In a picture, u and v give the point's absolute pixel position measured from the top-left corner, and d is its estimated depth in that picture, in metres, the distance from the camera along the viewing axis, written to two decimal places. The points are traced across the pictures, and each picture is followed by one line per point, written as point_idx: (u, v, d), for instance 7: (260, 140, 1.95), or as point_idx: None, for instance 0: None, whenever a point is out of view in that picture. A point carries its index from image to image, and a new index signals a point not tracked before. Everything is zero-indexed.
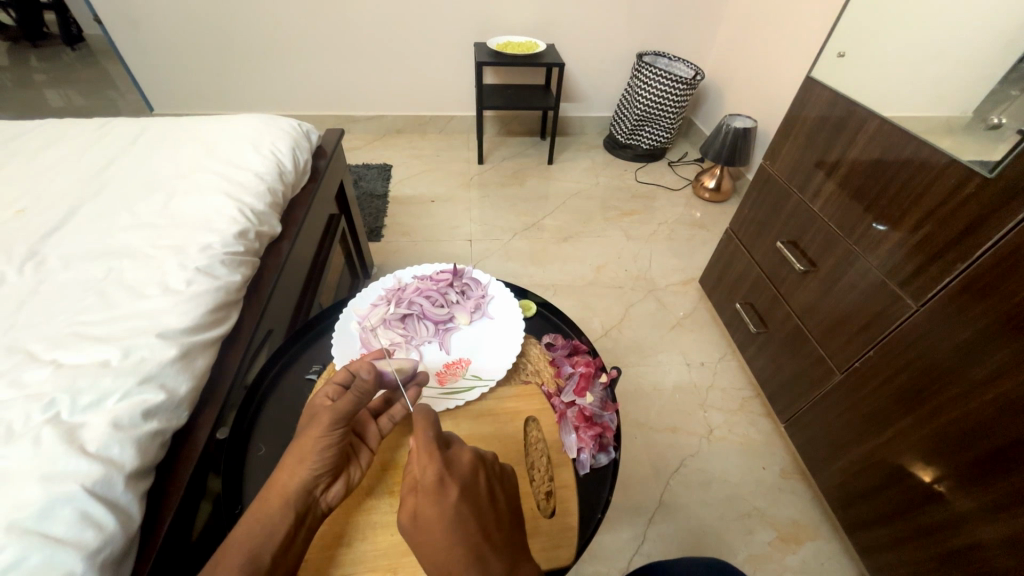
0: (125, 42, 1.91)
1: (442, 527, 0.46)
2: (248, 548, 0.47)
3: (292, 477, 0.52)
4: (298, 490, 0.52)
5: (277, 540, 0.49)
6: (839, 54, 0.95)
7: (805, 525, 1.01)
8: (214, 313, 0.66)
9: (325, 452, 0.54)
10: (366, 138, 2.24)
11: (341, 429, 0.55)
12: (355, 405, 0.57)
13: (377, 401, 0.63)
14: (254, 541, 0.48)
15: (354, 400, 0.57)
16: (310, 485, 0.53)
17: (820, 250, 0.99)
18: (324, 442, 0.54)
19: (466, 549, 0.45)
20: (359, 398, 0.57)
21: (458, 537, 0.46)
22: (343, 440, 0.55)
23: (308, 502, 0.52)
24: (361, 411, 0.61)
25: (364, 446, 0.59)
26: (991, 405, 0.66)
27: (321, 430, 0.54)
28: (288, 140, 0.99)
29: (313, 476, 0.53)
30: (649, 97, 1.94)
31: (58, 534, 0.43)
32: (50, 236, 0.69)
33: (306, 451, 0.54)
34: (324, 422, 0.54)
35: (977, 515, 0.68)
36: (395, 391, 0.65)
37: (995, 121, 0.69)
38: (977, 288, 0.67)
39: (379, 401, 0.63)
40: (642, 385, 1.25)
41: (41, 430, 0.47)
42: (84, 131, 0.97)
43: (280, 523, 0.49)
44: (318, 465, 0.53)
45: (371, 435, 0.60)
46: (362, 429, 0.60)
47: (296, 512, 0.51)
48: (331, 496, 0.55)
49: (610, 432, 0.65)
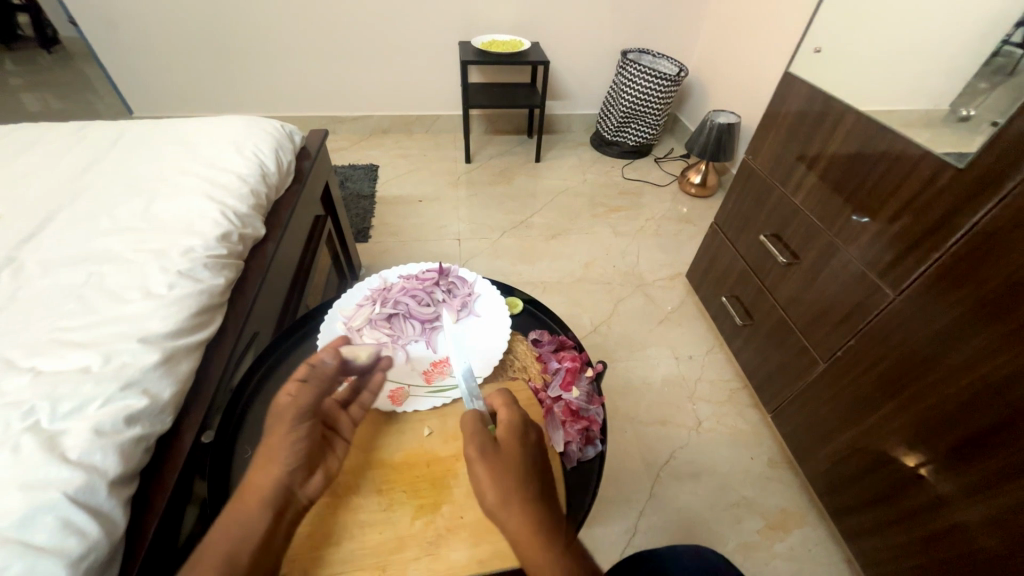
0: (102, 42, 1.87)
1: (513, 446, 0.52)
2: (225, 549, 0.45)
3: (267, 476, 0.50)
4: (275, 488, 0.49)
5: (254, 542, 0.46)
6: (815, 50, 0.97)
7: (793, 513, 1.03)
8: (198, 316, 0.65)
9: (295, 445, 0.52)
10: (352, 138, 2.23)
11: (306, 421, 0.55)
12: (317, 391, 0.57)
13: (346, 390, 0.63)
14: (231, 540, 0.45)
15: (317, 390, 0.58)
16: (286, 482, 0.50)
17: (802, 242, 1.00)
18: (292, 437, 0.53)
19: (524, 469, 0.50)
20: (321, 386, 0.58)
21: (523, 463, 0.51)
22: (311, 433, 0.54)
23: (285, 497, 0.50)
24: (328, 401, 0.60)
25: (339, 438, 0.58)
26: (967, 388, 0.68)
27: (285, 426, 0.54)
28: (271, 141, 0.98)
29: (288, 473, 0.51)
30: (633, 94, 1.95)
31: (41, 542, 0.42)
32: (27, 242, 0.68)
33: (276, 450, 0.52)
34: (287, 418, 0.54)
35: (958, 497, 0.70)
36: (362, 378, 0.65)
37: (966, 113, 0.72)
38: (953, 275, 0.69)
39: (346, 390, 0.63)
40: (631, 379, 1.26)
41: (21, 438, 0.46)
42: (63, 135, 0.95)
43: (256, 522, 0.47)
44: (290, 460, 0.51)
45: (343, 426, 0.59)
46: (333, 421, 0.59)
47: (274, 510, 0.48)
48: (311, 488, 0.52)
49: (596, 424, 0.67)
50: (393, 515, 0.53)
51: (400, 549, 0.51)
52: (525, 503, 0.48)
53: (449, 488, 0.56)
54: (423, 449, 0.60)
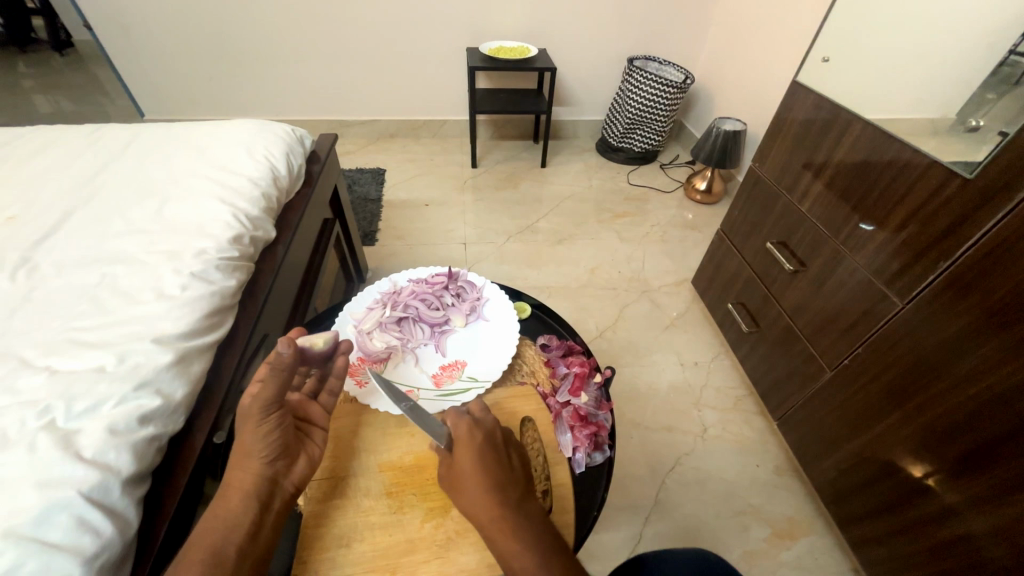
0: (116, 46, 1.90)
1: (459, 461, 0.53)
2: (212, 541, 0.46)
3: (245, 471, 0.50)
4: (257, 480, 0.50)
5: (241, 533, 0.47)
6: (822, 59, 0.97)
7: (800, 522, 1.02)
8: (210, 317, 0.66)
9: (268, 438, 0.52)
10: (359, 142, 2.24)
11: (275, 412, 0.53)
12: (278, 383, 0.54)
13: (311, 381, 0.62)
14: (218, 534, 0.46)
15: (279, 383, 0.54)
16: (267, 473, 0.51)
17: (809, 251, 1.00)
18: (263, 431, 0.52)
19: (473, 479, 0.51)
20: (284, 379, 0.54)
21: (471, 475, 0.52)
22: (283, 423, 0.53)
23: (269, 488, 0.51)
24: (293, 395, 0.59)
25: (315, 427, 0.58)
26: (976, 398, 0.67)
27: (253, 420, 0.52)
28: (282, 146, 1.00)
29: (267, 464, 0.51)
30: (639, 101, 1.96)
31: (56, 540, 0.43)
32: (42, 244, 0.69)
33: (249, 444, 0.51)
34: (254, 413, 0.52)
35: (966, 508, 0.70)
36: (326, 366, 0.65)
37: (975, 123, 0.71)
38: (960, 285, 0.69)
39: (313, 380, 0.63)
40: (637, 385, 1.26)
41: (36, 436, 0.47)
42: (78, 137, 0.97)
43: (242, 514, 0.48)
44: (266, 453, 0.51)
45: (316, 415, 0.59)
46: (305, 412, 0.59)
47: (260, 501, 0.49)
48: (295, 477, 0.53)
49: (604, 430, 0.68)
50: (403, 517, 0.54)
51: (412, 551, 0.51)
52: (478, 512, 0.50)
53: None
54: (432, 452, 0.60)
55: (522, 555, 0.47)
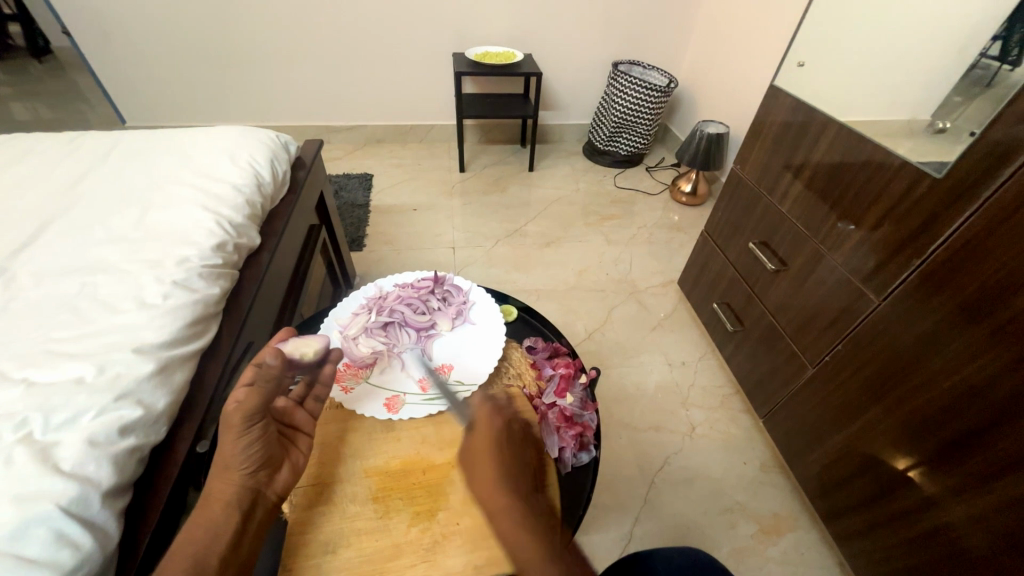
0: (98, 53, 1.88)
1: (475, 443, 0.53)
2: (192, 551, 0.45)
3: (227, 481, 0.50)
4: (239, 491, 0.50)
5: (221, 545, 0.46)
6: (798, 64, 0.99)
7: (785, 517, 1.04)
8: (193, 326, 0.65)
9: (249, 448, 0.51)
10: (346, 148, 2.24)
11: (258, 423, 0.52)
12: (263, 395, 0.53)
13: (300, 387, 0.62)
14: (199, 544, 0.46)
15: (265, 391, 0.53)
16: (250, 483, 0.51)
17: (790, 250, 1.02)
18: (244, 442, 0.51)
19: (488, 462, 0.51)
20: (270, 387, 0.54)
21: (486, 458, 0.51)
22: (266, 433, 0.53)
23: (251, 498, 0.51)
24: (279, 402, 0.59)
25: (300, 434, 0.58)
26: (950, 391, 0.69)
27: (234, 431, 0.51)
28: (265, 152, 0.99)
29: (249, 474, 0.51)
30: (624, 105, 1.99)
31: (33, 555, 0.42)
32: (19, 253, 0.68)
33: (230, 456, 0.51)
34: (235, 423, 0.51)
35: (944, 498, 0.71)
36: (315, 372, 0.65)
37: (942, 125, 0.74)
38: (934, 281, 0.71)
39: (300, 386, 0.62)
40: (625, 385, 1.27)
41: (13, 449, 0.46)
42: (57, 145, 0.95)
43: (224, 525, 0.47)
44: (247, 464, 0.51)
45: (302, 422, 0.59)
46: (289, 419, 0.58)
47: (241, 511, 0.49)
48: (279, 485, 0.53)
49: (590, 431, 0.68)
50: (388, 522, 0.53)
51: (398, 556, 0.51)
52: (487, 496, 0.50)
53: (442, 495, 0.56)
54: (420, 456, 0.60)
55: (526, 545, 0.47)
